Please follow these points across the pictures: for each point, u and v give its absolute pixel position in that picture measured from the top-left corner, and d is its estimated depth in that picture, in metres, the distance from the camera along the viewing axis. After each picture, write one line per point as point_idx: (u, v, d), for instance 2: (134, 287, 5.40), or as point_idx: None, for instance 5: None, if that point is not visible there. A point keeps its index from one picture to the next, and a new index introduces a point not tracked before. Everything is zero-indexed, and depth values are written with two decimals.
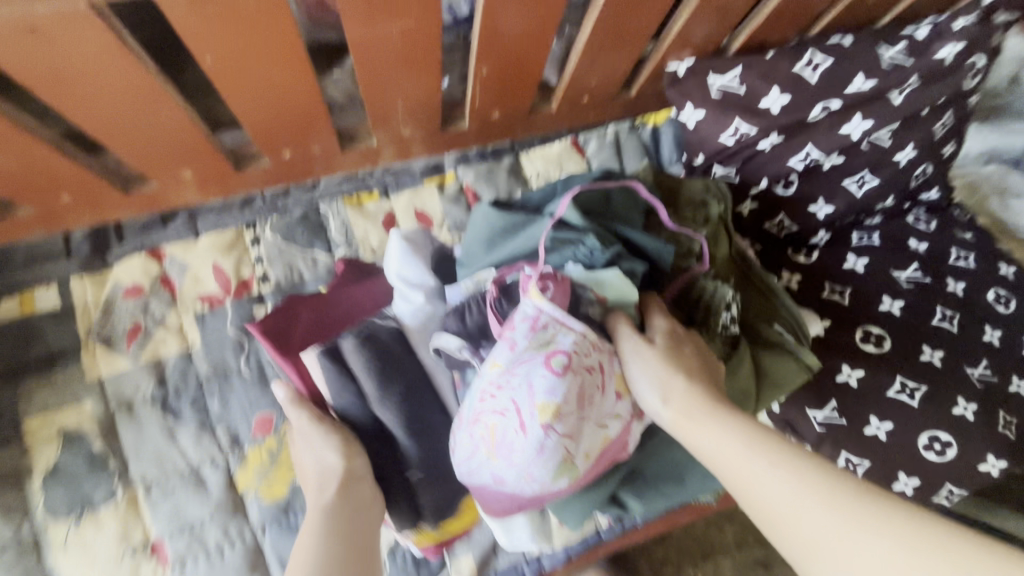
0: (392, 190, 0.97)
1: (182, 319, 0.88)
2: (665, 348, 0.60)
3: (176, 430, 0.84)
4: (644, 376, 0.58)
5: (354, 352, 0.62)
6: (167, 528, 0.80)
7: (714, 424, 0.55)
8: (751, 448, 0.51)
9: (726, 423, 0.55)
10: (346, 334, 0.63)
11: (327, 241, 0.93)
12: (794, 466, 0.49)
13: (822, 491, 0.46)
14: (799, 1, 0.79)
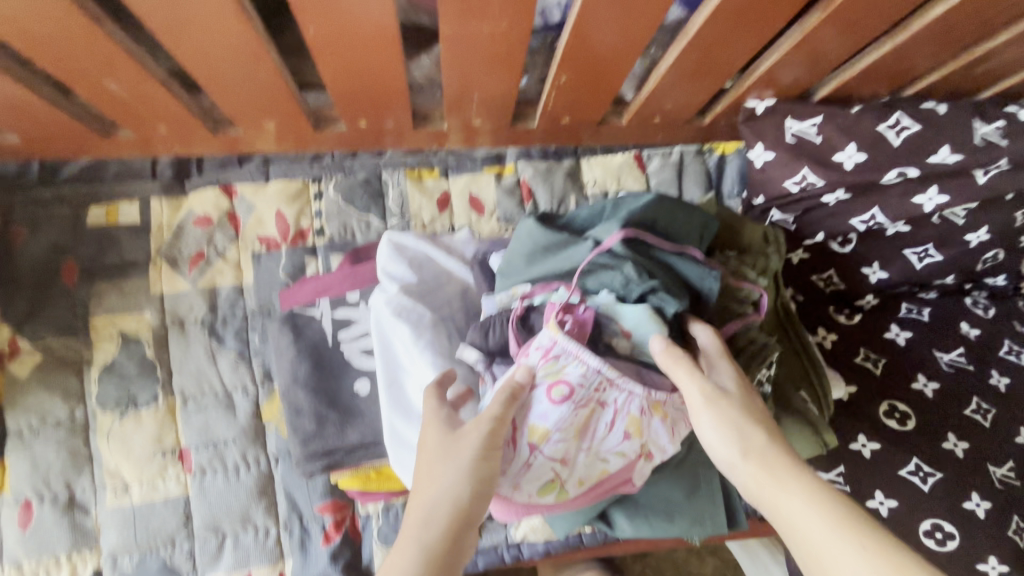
0: (452, 171, 1.01)
1: (241, 255, 0.95)
2: (737, 394, 0.58)
3: (218, 354, 0.92)
4: (712, 425, 0.57)
5: (395, 323, 0.70)
6: (195, 439, 0.89)
7: (798, 494, 0.51)
8: (837, 527, 0.48)
9: (798, 485, 0.52)
10: (390, 307, 0.71)
11: (382, 209, 0.98)
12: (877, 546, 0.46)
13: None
14: (899, 61, 0.77)
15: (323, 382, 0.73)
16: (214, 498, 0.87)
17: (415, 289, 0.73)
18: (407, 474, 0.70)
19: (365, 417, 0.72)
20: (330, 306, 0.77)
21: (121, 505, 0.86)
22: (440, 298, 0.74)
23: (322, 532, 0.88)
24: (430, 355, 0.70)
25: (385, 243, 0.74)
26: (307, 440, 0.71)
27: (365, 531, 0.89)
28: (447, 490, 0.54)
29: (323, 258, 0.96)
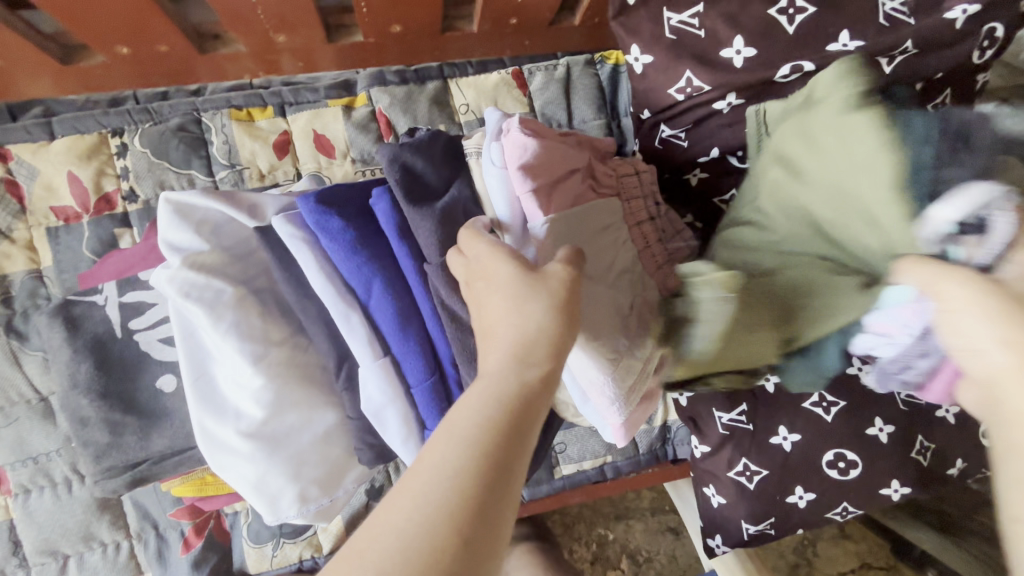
0: (291, 107, 0.84)
1: (33, 233, 0.78)
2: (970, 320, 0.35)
3: (20, 355, 0.76)
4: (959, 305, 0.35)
5: (189, 310, 0.57)
6: (9, 457, 0.75)
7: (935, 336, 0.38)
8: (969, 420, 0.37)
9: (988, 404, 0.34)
10: (175, 294, 0.57)
11: (207, 161, 0.82)
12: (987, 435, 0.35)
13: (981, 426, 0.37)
14: None
15: (114, 382, 0.66)
16: (44, 520, 0.75)
17: (208, 260, 0.59)
18: (246, 480, 0.60)
19: (169, 419, 0.66)
20: (116, 289, 0.69)
21: None
22: (250, 268, 0.61)
23: (181, 539, 0.78)
24: (235, 339, 0.58)
25: (162, 204, 0.58)
26: (101, 455, 0.66)
27: (235, 529, 0.81)
28: (530, 320, 0.41)
29: (139, 227, 0.79)
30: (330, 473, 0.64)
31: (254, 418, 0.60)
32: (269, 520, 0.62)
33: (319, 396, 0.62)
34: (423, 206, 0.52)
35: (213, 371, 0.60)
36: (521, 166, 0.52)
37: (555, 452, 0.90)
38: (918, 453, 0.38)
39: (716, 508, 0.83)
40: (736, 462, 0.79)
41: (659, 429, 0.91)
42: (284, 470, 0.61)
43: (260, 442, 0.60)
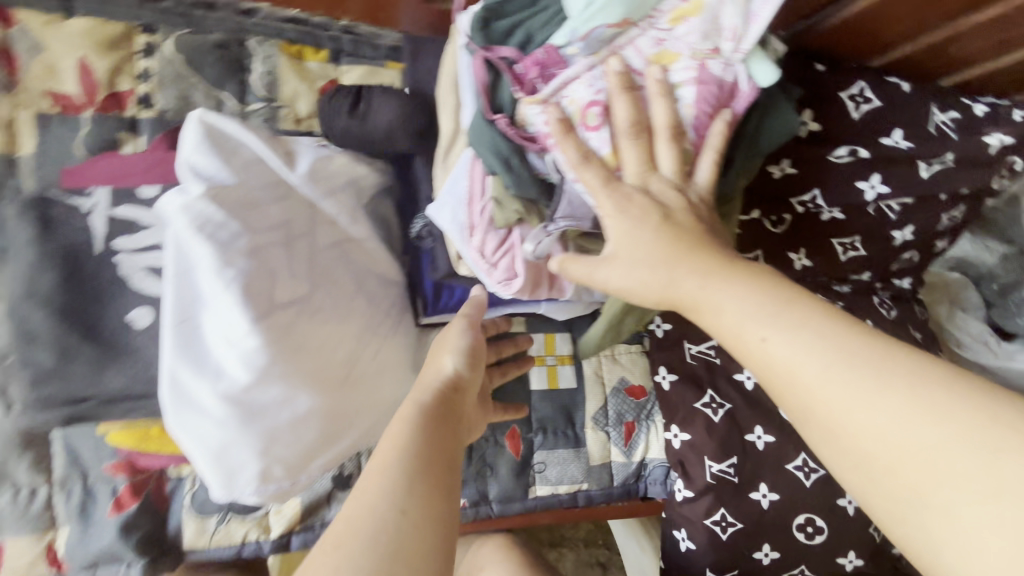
0: (347, 57, 0.79)
1: (18, 114, 0.66)
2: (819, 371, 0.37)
3: None
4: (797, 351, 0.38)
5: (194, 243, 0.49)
6: None
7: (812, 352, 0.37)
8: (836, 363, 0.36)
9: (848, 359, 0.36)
10: (184, 221, 0.49)
11: (243, 87, 0.74)
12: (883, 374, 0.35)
13: (887, 381, 0.35)
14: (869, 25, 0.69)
15: (80, 302, 0.51)
16: None
17: (232, 193, 0.52)
18: (203, 444, 0.52)
19: (137, 356, 0.52)
20: (109, 198, 0.54)
21: None
22: (271, 216, 0.55)
23: (112, 498, 0.67)
24: (238, 293, 0.50)
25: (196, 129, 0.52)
26: (40, 381, 0.50)
27: (175, 497, 0.70)
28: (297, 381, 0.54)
29: (147, 137, 0.69)
30: (299, 457, 0.56)
31: (236, 381, 0.52)
32: (217, 495, 0.54)
33: (310, 372, 0.55)
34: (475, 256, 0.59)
35: (199, 313, 0.52)
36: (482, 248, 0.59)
37: (533, 470, 0.86)
38: (863, 384, 0.35)
39: (683, 552, 0.83)
40: (715, 511, 0.80)
41: (636, 465, 0.90)
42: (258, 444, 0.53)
43: (236, 408, 0.52)
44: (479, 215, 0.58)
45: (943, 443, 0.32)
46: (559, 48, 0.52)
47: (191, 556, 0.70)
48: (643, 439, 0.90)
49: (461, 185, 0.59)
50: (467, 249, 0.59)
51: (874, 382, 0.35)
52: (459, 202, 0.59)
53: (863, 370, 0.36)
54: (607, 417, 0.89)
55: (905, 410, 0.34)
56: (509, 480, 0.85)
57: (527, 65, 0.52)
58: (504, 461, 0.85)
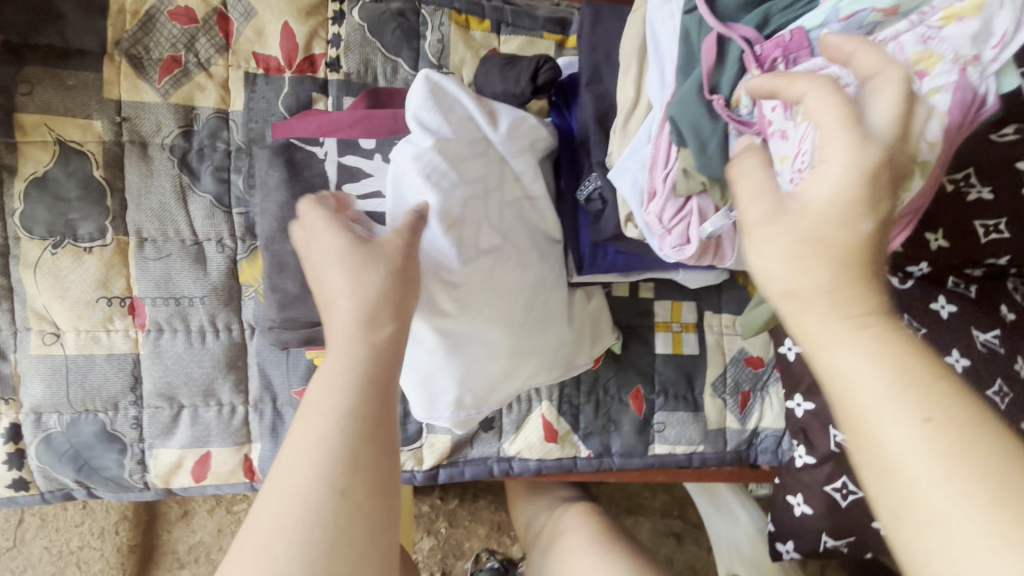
0: (508, 27, 0.83)
1: (230, 74, 0.74)
2: (877, 370, 0.32)
3: (189, 193, 0.73)
4: (846, 344, 0.34)
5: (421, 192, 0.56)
6: (151, 290, 0.72)
7: (843, 336, 0.34)
8: (899, 389, 0.31)
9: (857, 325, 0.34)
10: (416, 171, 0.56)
11: (417, 54, 0.79)
12: (898, 351, 0.33)
13: (902, 381, 0.32)
14: None
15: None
16: (171, 363, 0.73)
17: (449, 147, 0.59)
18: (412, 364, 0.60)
19: None
20: (337, 148, 0.62)
21: (51, 355, 0.69)
22: (474, 169, 0.60)
23: None
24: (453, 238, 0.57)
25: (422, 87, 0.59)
26: (286, 305, 0.59)
27: None
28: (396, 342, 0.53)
29: (336, 98, 0.76)
30: (486, 390, 0.63)
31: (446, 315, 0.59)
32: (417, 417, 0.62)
33: (502, 313, 0.62)
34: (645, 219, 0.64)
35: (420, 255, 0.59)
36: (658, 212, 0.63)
37: (653, 429, 0.91)
38: (910, 402, 0.31)
39: (797, 517, 0.87)
40: (836, 479, 0.83)
41: (749, 432, 0.94)
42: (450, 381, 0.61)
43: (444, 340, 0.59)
44: (662, 181, 0.62)
45: (969, 497, 0.29)
46: (809, 30, 0.50)
47: None
48: (757, 408, 0.94)
49: (645, 152, 0.63)
50: (640, 213, 0.64)
51: (890, 385, 0.32)
52: (643, 168, 0.63)
53: (914, 391, 0.31)
54: (724, 384, 0.93)
55: (941, 452, 0.30)
56: (631, 436, 0.90)
57: (768, 45, 0.51)
58: (628, 418, 0.90)
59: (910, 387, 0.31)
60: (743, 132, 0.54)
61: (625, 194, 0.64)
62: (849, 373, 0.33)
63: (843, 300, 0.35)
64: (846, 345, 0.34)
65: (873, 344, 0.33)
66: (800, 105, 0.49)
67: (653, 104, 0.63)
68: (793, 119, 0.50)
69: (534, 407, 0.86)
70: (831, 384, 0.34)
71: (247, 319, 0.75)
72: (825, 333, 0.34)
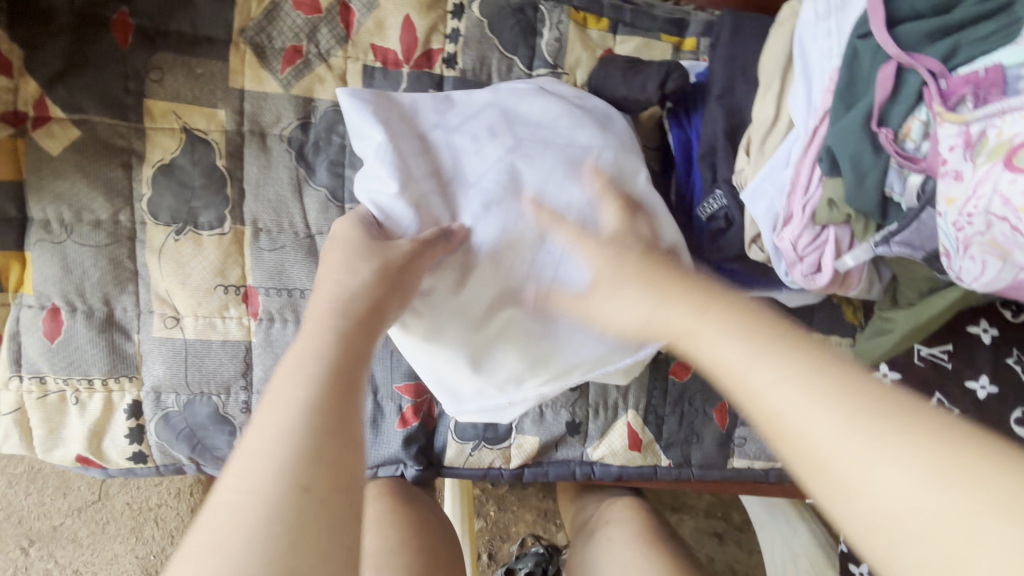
0: (625, 26, 0.80)
1: (348, 66, 0.73)
2: (795, 403, 0.35)
3: (305, 186, 0.73)
4: (785, 394, 0.36)
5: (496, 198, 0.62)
6: (265, 280, 0.73)
7: (824, 412, 0.34)
8: (845, 421, 0.34)
9: (834, 385, 0.35)
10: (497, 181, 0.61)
11: (533, 52, 0.77)
12: (831, 392, 0.35)
13: (837, 395, 0.35)
14: None
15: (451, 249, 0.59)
16: (281, 352, 0.74)
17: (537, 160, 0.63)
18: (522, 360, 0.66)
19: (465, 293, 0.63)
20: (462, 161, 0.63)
21: (172, 337, 0.72)
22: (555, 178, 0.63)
23: (398, 414, 0.78)
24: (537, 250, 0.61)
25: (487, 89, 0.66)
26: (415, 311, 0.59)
27: (442, 418, 0.80)
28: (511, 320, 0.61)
29: None
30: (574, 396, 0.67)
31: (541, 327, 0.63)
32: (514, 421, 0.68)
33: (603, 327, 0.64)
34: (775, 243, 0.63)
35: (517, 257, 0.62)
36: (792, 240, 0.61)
37: (733, 443, 0.91)
38: (892, 449, 0.32)
39: None
40: None
41: None
42: (537, 379, 0.63)
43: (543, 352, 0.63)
44: (801, 208, 0.60)
45: (925, 473, 0.31)
46: (1008, 67, 0.47)
47: (448, 472, 0.81)
48: None
49: (783, 177, 0.61)
50: (770, 238, 0.63)
51: (841, 415, 0.34)
52: (780, 192, 0.61)
53: (854, 415, 0.34)
54: None
55: (921, 464, 0.31)
56: (712, 449, 0.90)
57: (956, 81, 0.49)
58: (710, 430, 0.90)
59: (844, 404, 0.34)
60: (905, 167, 0.52)
61: (756, 216, 0.62)
62: (796, 417, 0.35)
63: (735, 325, 0.41)
64: (803, 399, 0.35)
65: (793, 387, 0.36)
66: (985, 148, 0.47)
67: (797, 125, 0.60)
68: (973, 160, 0.48)
69: (621, 415, 0.87)
70: (790, 437, 0.35)
71: None
72: (771, 381, 0.37)
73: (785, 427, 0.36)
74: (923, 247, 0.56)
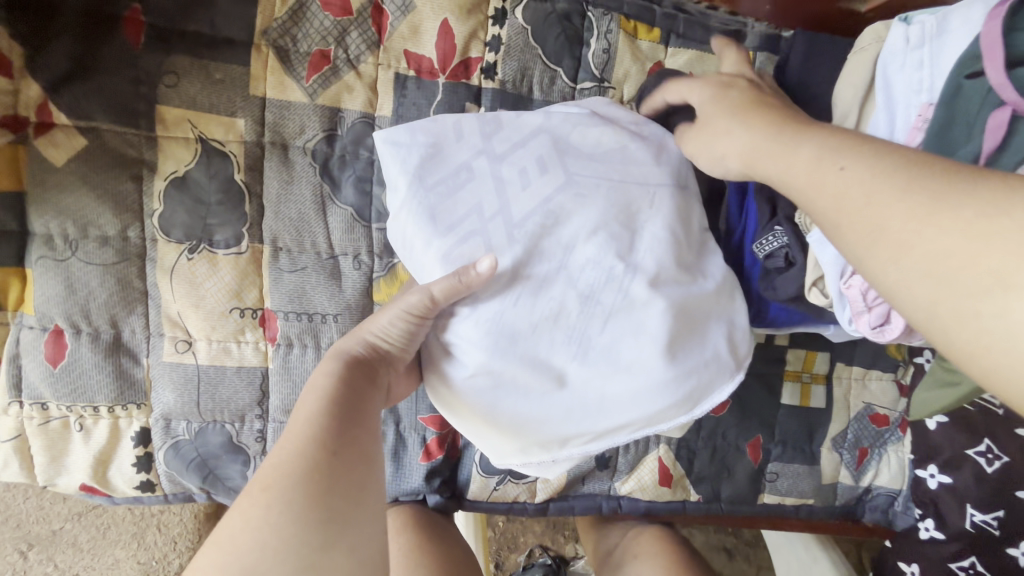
0: (678, 38, 0.74)
1: (379, 74, 0.67)
2: (908, 229, 0.33)
3: (329, 204, 0.68)
4: (891, 226, 0.34)
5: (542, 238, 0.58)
6: (284, 303, 0.68)
7: (931, 228, 0.32)
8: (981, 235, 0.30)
9: (928, 210, 0.32)
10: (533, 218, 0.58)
11: (578, 64, 0.71)
12: (956, 210, 0.31)
13: (982, 216, 0.30)
14: None
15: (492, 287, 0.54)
16: (299, 379, 0.70)
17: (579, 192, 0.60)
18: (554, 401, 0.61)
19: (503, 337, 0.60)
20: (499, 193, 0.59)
21: (183, 363, 0.67)
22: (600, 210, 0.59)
23: (422, 446, 0.74)
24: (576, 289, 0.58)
25: (539, 112, 0.63)
26: None
27: (466, 450, 0.76)
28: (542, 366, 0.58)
29: (489, 110, 0.69)
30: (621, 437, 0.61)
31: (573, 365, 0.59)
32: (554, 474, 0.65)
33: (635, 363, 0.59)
34: (838, 289, 0.58)
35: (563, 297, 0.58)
36: (860, 289, 0.56)
37: (765, 479, 0.88)
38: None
39: None
40: (963, 557, 0.79)
41: (863, 490, 0.89)
42: (581, 439, 0.60)
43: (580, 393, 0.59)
44: None
45: None
46: None
47: (471, 504, 0.78)
48: (875, 466, 0.88)
49: None
50: (836, 284, 0.58)
51: (973, 218, 0.30)
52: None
53: (966, 205, 0.31)
54: (844, 440, 0.88)
55: None
56: (743, 484, 0.87)
57: None
58: (742, 466, 0.86)
59: (979, 214, 0.30)
60: None
61: (823, 262, 0.58)
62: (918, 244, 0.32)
63: (873, 191, 0.35)
64: (918, 229, 0.32)
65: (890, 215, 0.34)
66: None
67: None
68: None
69: (652, 449, 0.83)
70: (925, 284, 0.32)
71: None
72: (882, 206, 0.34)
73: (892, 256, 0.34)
74: None
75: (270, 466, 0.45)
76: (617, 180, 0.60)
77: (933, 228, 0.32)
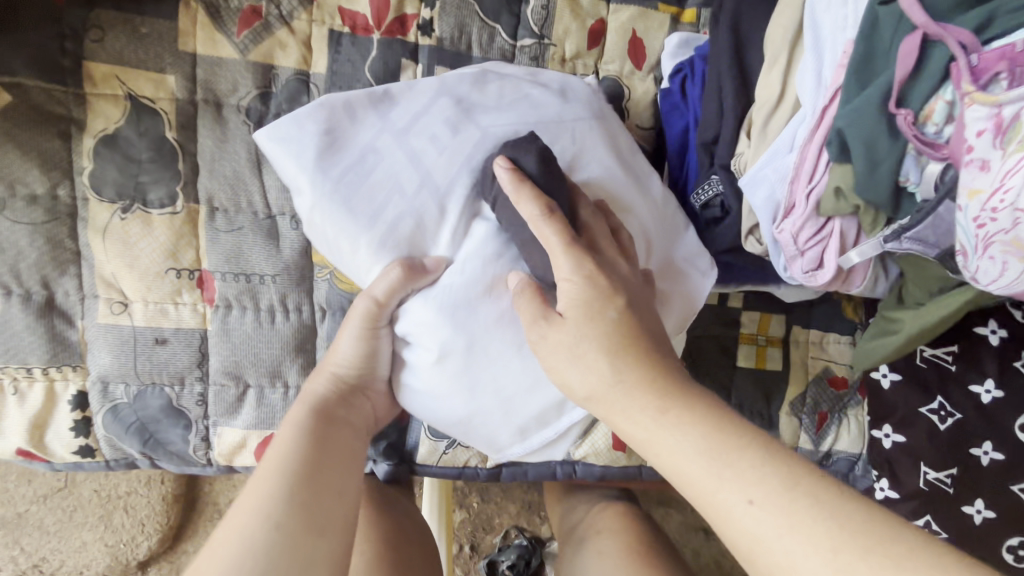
0: None
1: (313, 30, 0.67)
2: (676, 450, 0.43)
3: (264, 163, 0.67)
4: (668, 438, 0.44)
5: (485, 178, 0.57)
6: (221, 265, 0.68)
7: (687, 441, 0.43)
8: (715, 461, 0.42)
9: (710, 448, 0.42)
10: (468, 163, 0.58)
11: (517, 21, 0.70)
12: (707, 437, 0.43)
13: (713, 446, 0.42)
14: None
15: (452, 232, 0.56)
16: (238, 341, 0.69)
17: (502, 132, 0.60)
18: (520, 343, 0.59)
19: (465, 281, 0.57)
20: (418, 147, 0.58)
21: (119, 325, 0.66)
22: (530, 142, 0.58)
23: None
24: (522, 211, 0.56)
25: (431, 79, 0.62)
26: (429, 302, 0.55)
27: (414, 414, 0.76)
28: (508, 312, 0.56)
29: (426, 66, 0.68)
30: None
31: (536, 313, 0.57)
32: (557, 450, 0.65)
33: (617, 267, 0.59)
34: (773, 235, 0.57)
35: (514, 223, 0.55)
36: (793, 232, 0.55)
37: None
38: (739, 487, 0.40)
39: None
40: (919, 516, 0.78)
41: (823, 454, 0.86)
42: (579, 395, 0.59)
43: None
44: (805, 196, 0.54)
45: (788, 535, 0.38)
46: None
47: (422, 469, 0.77)
48: (834, 430, 0.85)
49: (787, 162, 0.55)
50: (769, 230, 0.57)
51: (714, 460, 0.42)
52: (784, 178, 0.55)
53: (713, 451, 0.42)
54: (803, 403, 0.85)
55: (780, 515, 0.39)
56: None
57: (989, 54, 0.42)
58: None
59: (726, 452, 0.42)
60: (924, 153, 0.47)
61: (756, 207, 0.56)
62: (684, 470, 0.43)
63: (625, 387, 0.47)
64: (685, 456, 0.43)
65: (676, 446, 0.44)
66: (1019, 133, 0.41)
67: (803, 105, 0.54)
68: (1003, 147, 0.42)
69: None
70: (684, 482, 0.43)
71: (318, 301, 0.70)
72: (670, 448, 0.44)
73: (665, 464, 0.44)
74: (938, 244, 0.51)
75: (233, 525, 0.48)
76: (532, 123, 0.61)
77: (682, 444, 0.43)
